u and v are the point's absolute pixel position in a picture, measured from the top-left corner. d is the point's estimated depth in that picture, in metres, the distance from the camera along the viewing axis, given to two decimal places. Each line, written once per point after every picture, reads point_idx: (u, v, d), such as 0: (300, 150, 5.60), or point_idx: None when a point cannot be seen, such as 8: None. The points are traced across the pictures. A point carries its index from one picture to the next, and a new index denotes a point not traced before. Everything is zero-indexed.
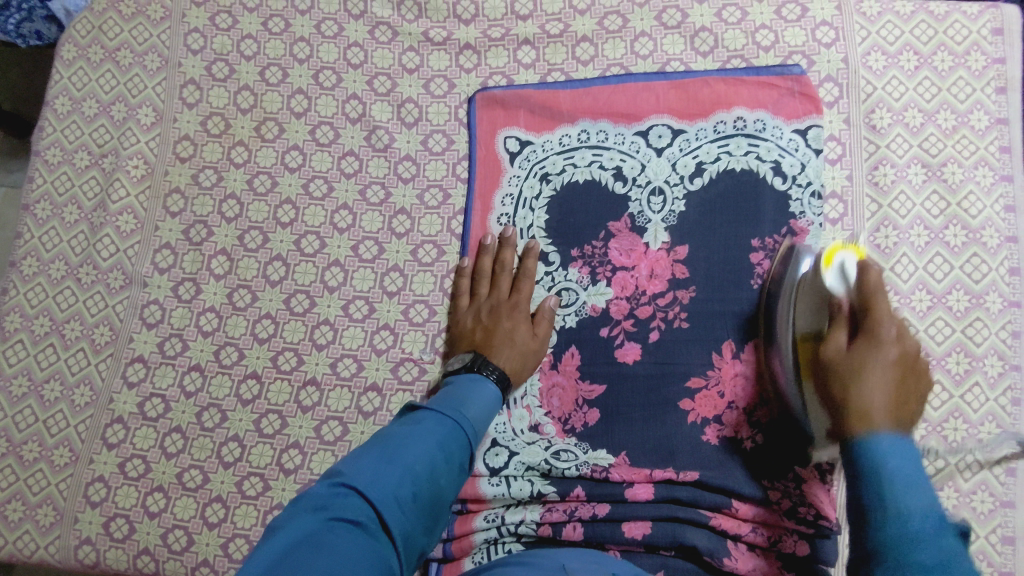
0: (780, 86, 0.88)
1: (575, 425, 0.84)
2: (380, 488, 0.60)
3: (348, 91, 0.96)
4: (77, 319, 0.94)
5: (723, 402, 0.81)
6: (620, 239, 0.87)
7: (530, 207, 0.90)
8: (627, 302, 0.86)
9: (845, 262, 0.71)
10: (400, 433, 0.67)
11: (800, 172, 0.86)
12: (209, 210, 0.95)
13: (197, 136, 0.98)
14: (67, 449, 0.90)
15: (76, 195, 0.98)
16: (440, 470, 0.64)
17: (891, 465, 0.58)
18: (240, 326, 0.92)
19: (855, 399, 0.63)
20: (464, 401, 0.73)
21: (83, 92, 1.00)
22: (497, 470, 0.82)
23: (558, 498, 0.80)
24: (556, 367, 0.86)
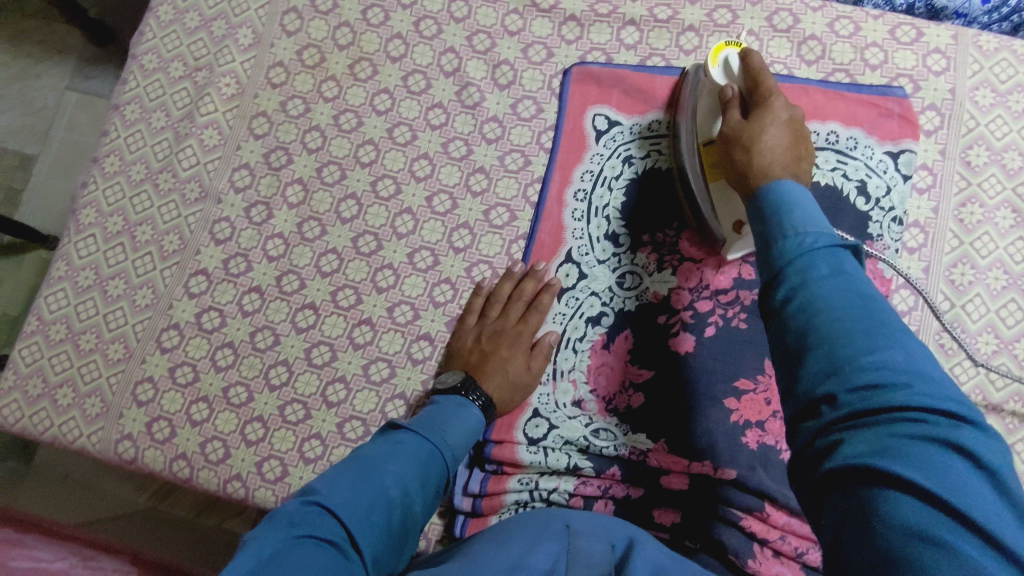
0: (881, 107, 0.87)
1: (618, 406, 0.84)
2: (353, 508, 0.59)
3: (447, 44, 0.96)
4: (149, 224, 0.96)
5: (769, 409, 0.81)
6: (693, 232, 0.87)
7: (608, 187, 0.90)
8: (689, 293, 0.86)
9: (731, 57, 0.75)
10: (379, 453, 0.67)
11: (885, 194, 0.85)
12: (293, 137, 0.97)
13: (291, 65, 0.99)
14: (122, 345, 0.93)
15: (165, 103, 0.99)
16: (415, 496, 0.65)
17: (809, 253, 0.51)
18: (306, 256, 0.93)
19: (755, 156, 0.65)
20: (447, 426, 0.73)
21: (188, 5, 1.01)
22: (537, 439, 0.83)
23: (593, 474, 0.81)
24: (607, 348, 0.86)
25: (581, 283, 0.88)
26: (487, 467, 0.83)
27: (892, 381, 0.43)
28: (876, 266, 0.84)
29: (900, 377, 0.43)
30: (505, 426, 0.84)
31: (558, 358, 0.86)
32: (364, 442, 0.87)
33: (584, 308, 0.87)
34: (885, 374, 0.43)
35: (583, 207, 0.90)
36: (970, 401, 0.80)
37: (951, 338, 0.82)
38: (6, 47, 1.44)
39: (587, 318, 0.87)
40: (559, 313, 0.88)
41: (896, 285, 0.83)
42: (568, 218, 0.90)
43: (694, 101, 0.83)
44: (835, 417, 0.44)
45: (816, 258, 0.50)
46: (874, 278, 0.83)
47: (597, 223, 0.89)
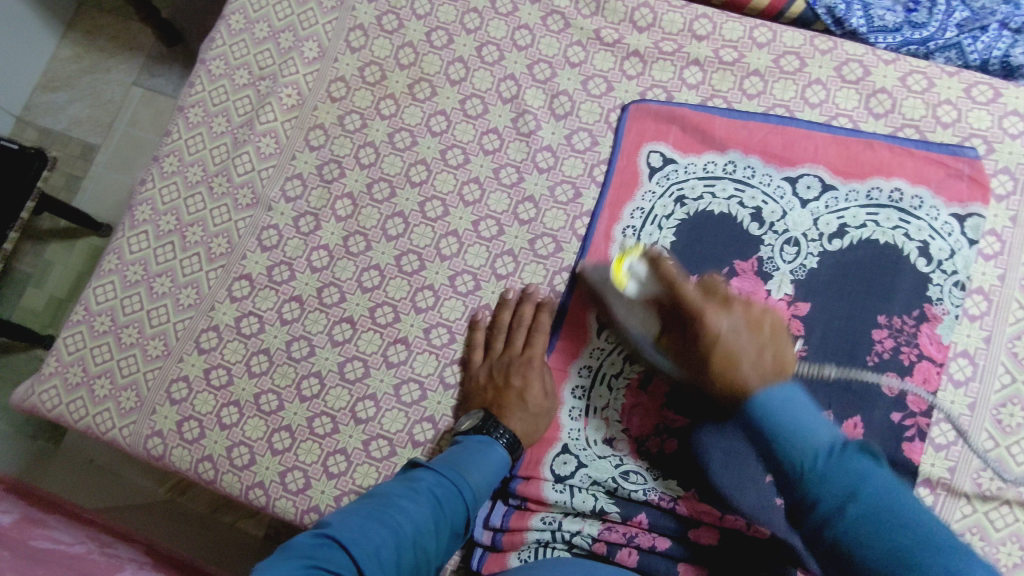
0: (950, 167, 0.83)
1: (649, 448, 0.82)
2: (363, 543, 0.59)
3: (507, 71, 0.96)
4: (199, 225, 0.97)
5: None
6: (743, 279, 0.85)
7: (659, 225, 0.89)
8: None
9: (632, 267, 0.81)
10: (395, 492, 0.67)
11: (947, 258, 0.82)
12: (347, 152, 0.97)
13: (352, 80, 1.00)
14: (162, 342, 0.94)
15: (227, 108, 1.01)
16: (428, 536, 0.65)
17: (783, 418, 0.59)
18: (348, 270, 0.93)
19: (722, 347, 0.68)
20: (466, 464, 0.73)
21: (259, 15, 1.03)
22: (564, 478, 0.81)
23: (619, 520, 0.78)
24: (643, 388, 0.84)
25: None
26: (512, 501, 0.82)
27: (890, 494, 0.56)
28: (934, 331, 0.80)
29: (855, 475, 0.57)
30: (532, 461, 0.83)
31: (592, 394, 0.85)
32: (388, 463, 0.86)
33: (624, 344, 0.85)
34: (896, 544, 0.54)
35: (632, 243, 0.89)
36: None
37: (1009, 415, 0.78)
38: (81, 40, 1.50)
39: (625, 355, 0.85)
40: (596, 349, 0.86)
41: (953, 352, 0.80)
42: (615, 254, 0.88)
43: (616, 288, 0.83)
44: (870, 560, 0.54)
45: (793, 423, 0.59)
46: (931, 344, 0.80)
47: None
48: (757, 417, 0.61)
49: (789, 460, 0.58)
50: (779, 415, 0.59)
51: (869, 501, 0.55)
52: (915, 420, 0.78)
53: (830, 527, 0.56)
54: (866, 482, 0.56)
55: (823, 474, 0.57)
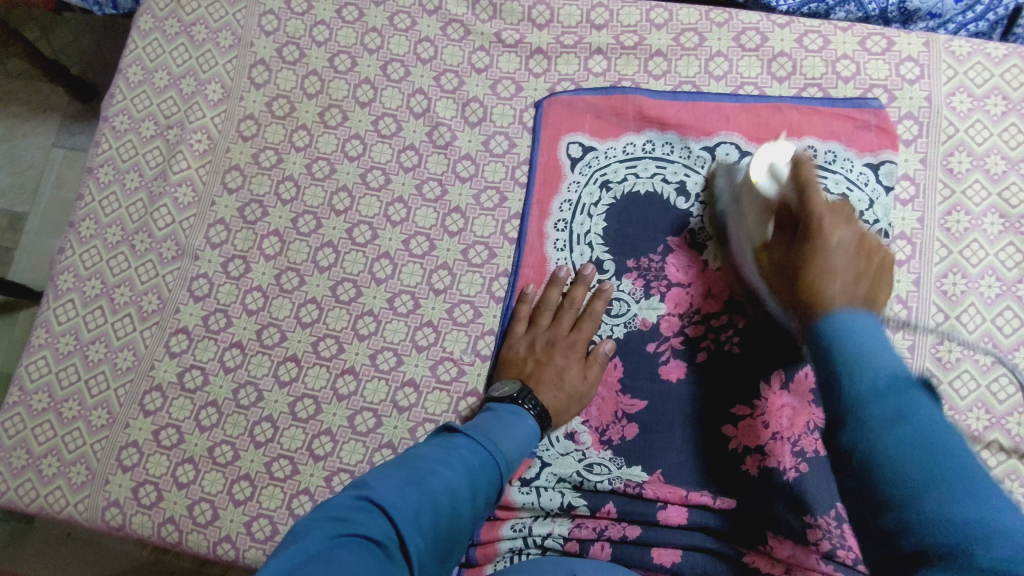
0: (858, 119, 0.85)
1: (612, 438, 0.81)
2: (402, 506, 0.57)
3: (415, 85, 0.96)
4: (127, 285, 0.95)
5: (767, 432, 0.78)
6: (678, 256, 0.85)
7: (588, 213, 0.88)
8: (679, 320, 0.83)
9: (778, 168, 0.76)
10: (431, 455, 0.63)
11: (868, 207, 0.83)
12: (266, 189, 0.96)
13: (262, 117, 0.98)
14: (106, 411, 0.91)
15: (139, 163, 0.99)
16: (464, 502, 0.61)
17: (852, 338, 0.54)
18: (285, 308, 0.92)
19: (817, 257, 0.63)
20: (499, 434, 0.70)
21: (156, 64, 1.01)
22: (530, 479, 0.80)
23: (587, 514, 0.79)
24: None
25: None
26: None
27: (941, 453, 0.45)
28: None
29: (941, 458, 0.45)
30: None
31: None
32: None
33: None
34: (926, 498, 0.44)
35: (565, 237, 0.88)
36: (971, 416, 0.78)
37: (948, 352, 0.79)
38: None
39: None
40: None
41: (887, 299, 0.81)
42: (551, 250, 0.88)
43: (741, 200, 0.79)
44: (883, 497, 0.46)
45: (862, 346, 0.53)
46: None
47: (580, 254, 0.88)
48: (824, 339, 0.55)
49: (832, 379, 0.52)
50: (850, 338, 0.54)
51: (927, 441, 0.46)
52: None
53: (878, 497, 0.46)
54: (937, 444, 0.46)
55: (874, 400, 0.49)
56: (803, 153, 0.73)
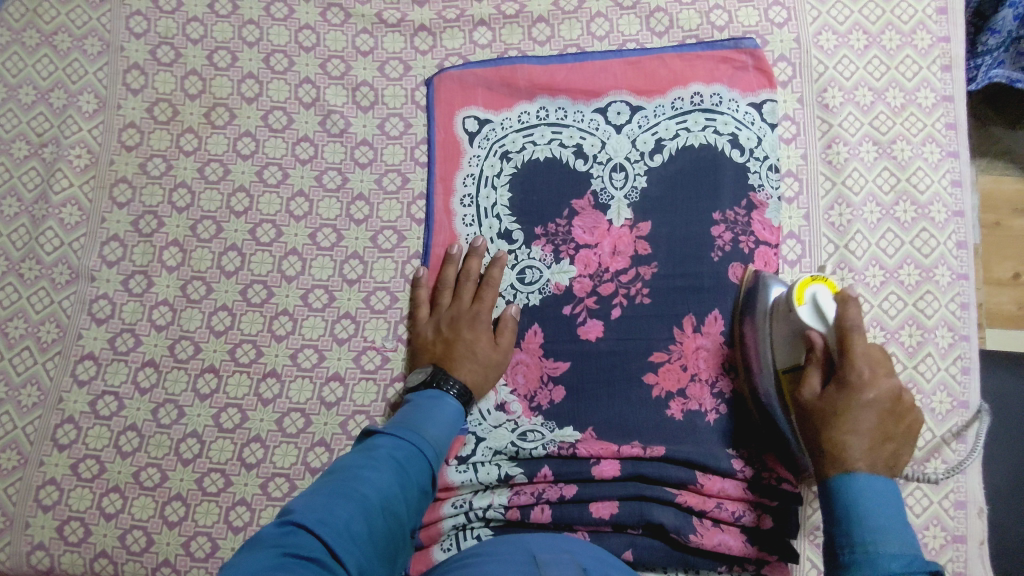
0: (736, 61, 0.88)
1: (541, 403, 0.84)
2: (330, 520, 0.55)
3: (301, 75, 0.93)
4: (21, 317, 0.90)
5: (687, 375, 0.82)
6: (584, 217, 0.87)
7: (492, 186, 0.89)
8: (591, 280, 0.85)
9: (818, 296, 0.71)
10: (354, 463, 0.62)
11: (757, 144, 0.86)
12: (159, 200, 0.92)
13: (143, 123, 0.94)
14: (16, 451, 0.87)
15: (15, 187, 0.93)
16: (398, 500, 0.60)
17: (867, 499, 0.59)
18: (195, 319, 0.89)
19: (836, 453, 0.63)
20: (422, 424, 0.69)
21: (20, 79, 0.95)
22: (467, 454, 0.82)
23: (525, 481, 0.80)
24: (520, 345, 0.85)
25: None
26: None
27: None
28: (764, 217, 0.85)
29: None
30: None
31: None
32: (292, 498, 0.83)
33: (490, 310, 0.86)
34: None
35: (472, 211, 0.89)
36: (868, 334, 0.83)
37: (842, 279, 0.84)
38: None
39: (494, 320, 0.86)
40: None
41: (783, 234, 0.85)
42: (459, 226, 0.88)
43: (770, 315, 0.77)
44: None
45: (875, 502, 0.59)
46: (763, 230, 0.85)
47: (488, 227, 0.88)
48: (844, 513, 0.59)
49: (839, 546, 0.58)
50: (865, 501, 0.59)
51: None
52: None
53: None
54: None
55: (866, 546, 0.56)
56: (842, 293, 0.70)
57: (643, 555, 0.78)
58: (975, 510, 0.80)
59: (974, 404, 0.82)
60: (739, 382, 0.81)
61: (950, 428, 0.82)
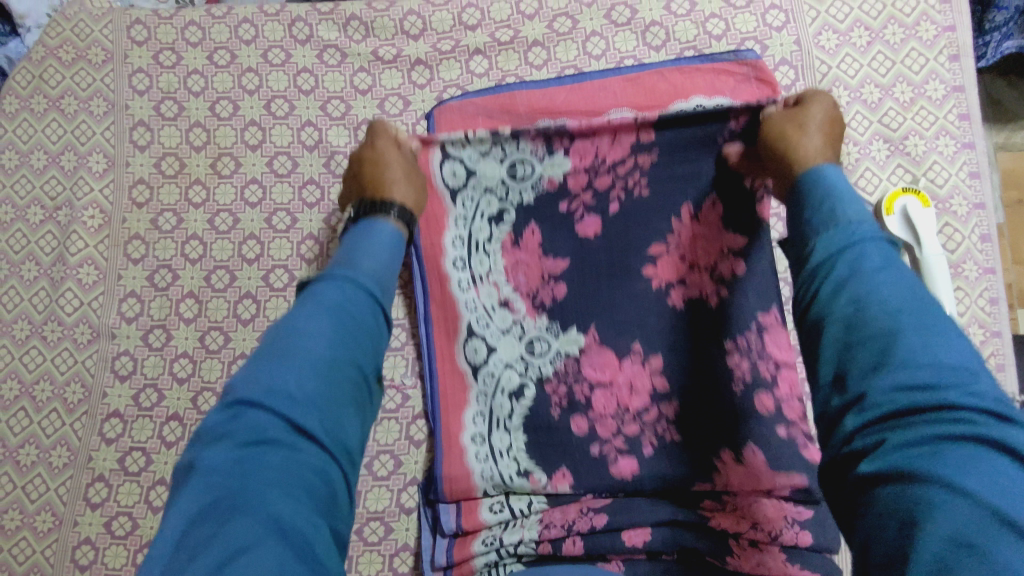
0: (737, 73, 0.86)
1: (545, 300, 0.83)
2: (280, 380, 0.49)
3: (303, 119, 0.94)
4: (46, 379, 0.91)
5: (685, 264, 0.80)
6: (591, 353, 0.81)
7: (485, 206, 0.85)
8: (586, 175, 0.81)
9: (909, 209, 0.78)
10: (291, 314, 0.53)
11: None
12: (172, 253, 0.93)
13: (152, 179, 0.95)
14: (50, 513, 0.87)
15: (33, 252, 0.94)
16: (351, 340, 0.53)
17: (829, 182, 0.57)
18: (216, 369, 0.89)
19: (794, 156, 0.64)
20: (361, 255, 0.60)
21: (31, 145, 0.97)
22: (477, 366, 0.84)
23: (546, 479, 0.80)
24: (518, 244, 0.84)
25: (471, 182, 0.83)
26: (433, 434, 0.84)
27: (917, 298, 0.47)
28: None
29: (918, 316, 0.46)
30: (466, 495, 0.81)
31: (472, 262, 0.85)
32: None
33: (483, 208, 0.84)
34: (935, 373, 0.43)
35: (464, 237, 0.85)
36: None
37: None
38: None
39: (488, 218, 0.84)
40: (460, 217, 0.85)
41: None
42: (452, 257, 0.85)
43: None
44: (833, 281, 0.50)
45: (848, 198, 0.55)
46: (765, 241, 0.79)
47: (482, 201, 0.84)
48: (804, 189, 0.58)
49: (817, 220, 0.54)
50: (833, 182, 0.57)
51: (905, 288, 0.48)
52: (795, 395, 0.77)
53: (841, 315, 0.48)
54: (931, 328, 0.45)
55: (845, 251, 0.50)
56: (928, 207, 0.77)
57: None
58: None
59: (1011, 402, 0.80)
60: (733, 238, 0.79)
61: None
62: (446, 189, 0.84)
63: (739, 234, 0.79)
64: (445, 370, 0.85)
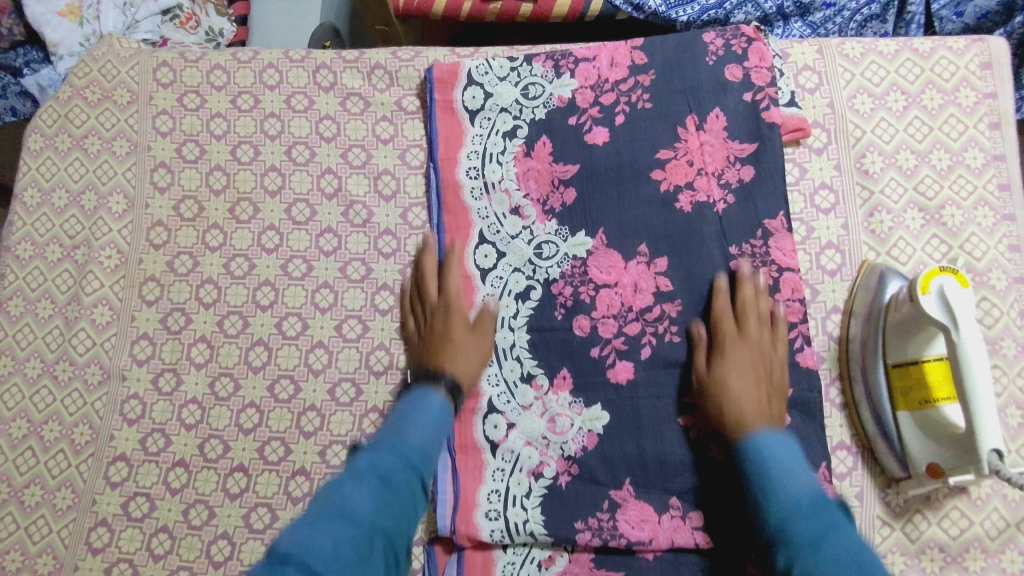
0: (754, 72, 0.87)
1: (554, 206, 0.88)
2: (322, 549, 0.58)
3: (323, 166, 0.94)
4: (55, 419, 0.90)
5: (694, 170, 0.86)
6: (599, 257, 0.86)
7: (498, 161, 0.90)
8: (592, 92, 0.90)
9: (946, 291, 0.68)
10: (335, 486, 0.64)
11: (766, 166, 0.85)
12: (187, 296, 0.92)
13: (170, 221, 0.95)
14: (51, 556, 0.86)
15: (49, 289, 0.94)
16: (386, 520, 0.63)
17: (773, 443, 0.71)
18: (224, 416, 0.88)
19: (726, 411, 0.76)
20: (406, 426, 0.71)
21: (52, 183, 0.97)
22: (486, 270, 0.88)
23: (547, 381, 0.85)
24: (530, 154, 0.90)
25: (489, 103, 0.91)
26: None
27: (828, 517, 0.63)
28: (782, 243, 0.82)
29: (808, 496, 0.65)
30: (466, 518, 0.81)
31: (486, 172, 0.90)
32: None
33: (498, 125, 0.91)
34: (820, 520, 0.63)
35: (478, 163, 0.90)
36: None
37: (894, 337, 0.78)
38: None
39: (503, 134, 0.91)
40: (476, 136, 0.91)
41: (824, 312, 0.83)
42: (469, 200, 0.90)
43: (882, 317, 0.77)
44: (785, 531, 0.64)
45: (782, 468, 0.69)
46: (783, 255, 0.82)
47: (496, 145, 0.91)
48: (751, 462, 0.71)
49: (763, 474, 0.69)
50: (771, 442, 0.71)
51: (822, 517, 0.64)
52: (797, 330, 0.81)
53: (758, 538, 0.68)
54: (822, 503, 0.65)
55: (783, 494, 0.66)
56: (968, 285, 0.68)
57: None
58: None
59: None
60: (745, 171, 0.84)
61: None
62: (465, 111, 0.91)
63: (745, 140, 0.85)
64: (454, 277, 0.88)
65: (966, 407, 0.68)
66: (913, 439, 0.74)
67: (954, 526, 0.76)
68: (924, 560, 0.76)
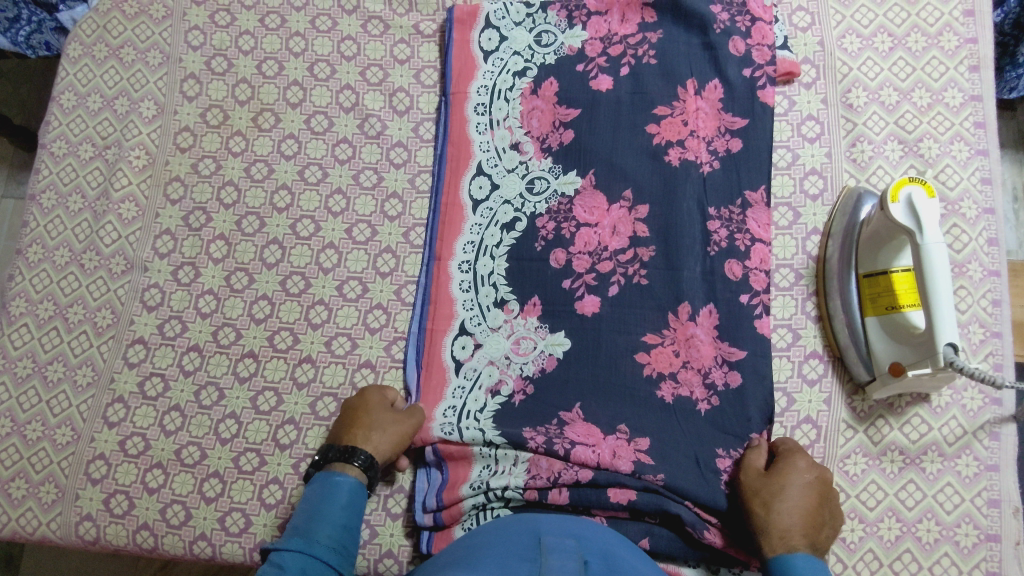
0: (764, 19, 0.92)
1: (552, 144, 0.93)
2: None
3: (342, 82, 1.00)
4: (80, 303, 0.96)
5: (686, 130, 0.91)
6: (584, 198, 0.90)
7: (505, 98, 0.96)
8: (601, 43, 0.95)
9: (914, 197, 0.74)
10: None
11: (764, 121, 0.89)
12: (208, 197, 0.98)
13: (196, 127, 1.01)
14: (70, 428, 0.92)
15: (80, 185, 1.01)
16: None
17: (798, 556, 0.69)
18: (238, 307, 0.94)
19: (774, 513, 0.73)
20: (318, 517, 0.72)
21: (88, 88, 1.03)
22: (478, 201, 0.92)
23: (518, 307, 0.88)
24: (536, 93, 0.95)
25: (504, 45, 0.97)
26: (425, 268, 0.91)
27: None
28: (758, 213, 0.87)
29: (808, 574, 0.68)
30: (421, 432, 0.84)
31: (493, 109, 0.95)
32: None
33: (509, 65, 0.97)
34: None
35: (485, 100, 0.96)
36: None
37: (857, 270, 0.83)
38: None
39: (513, 73, 0.96)
40: (487, 72, 0.97)
41: (806, 233, 0.88)
42: (472, 133, 0.95)
43: (858, 238, 0.83)
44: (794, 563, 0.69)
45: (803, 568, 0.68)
46: (758, 226, 0.87)
47: (505, 84, 0.96)
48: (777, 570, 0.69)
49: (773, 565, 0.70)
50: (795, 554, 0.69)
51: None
52: (759, 298, 0.84)
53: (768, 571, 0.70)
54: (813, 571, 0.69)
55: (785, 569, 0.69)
56: (935, 194, 0.74)
57: (658, 543, 0.78)
58: (1009, 510, 0.79)
59: (1005, 401, 0.82)
60: (733, 143, 0.89)
61: (982, 425, 0.82)
62: (480, 51, 0.98)
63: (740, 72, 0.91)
64: (448, 204, 0.93)
65: (927, 304, 0.74)
66: (880, 343, 0.79)
67: (914, 430, 0.82)
68: (884, 460, 0.82)
